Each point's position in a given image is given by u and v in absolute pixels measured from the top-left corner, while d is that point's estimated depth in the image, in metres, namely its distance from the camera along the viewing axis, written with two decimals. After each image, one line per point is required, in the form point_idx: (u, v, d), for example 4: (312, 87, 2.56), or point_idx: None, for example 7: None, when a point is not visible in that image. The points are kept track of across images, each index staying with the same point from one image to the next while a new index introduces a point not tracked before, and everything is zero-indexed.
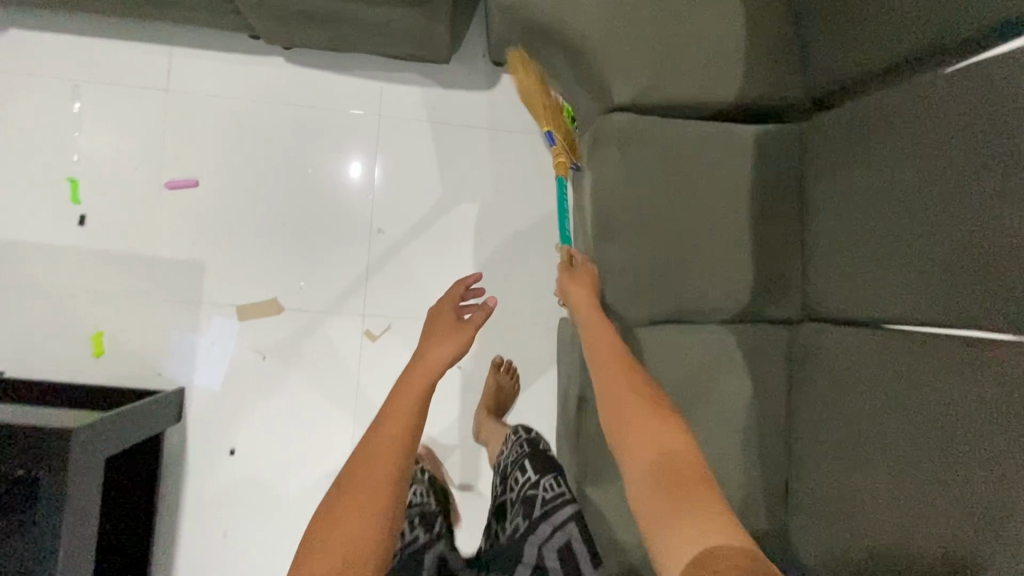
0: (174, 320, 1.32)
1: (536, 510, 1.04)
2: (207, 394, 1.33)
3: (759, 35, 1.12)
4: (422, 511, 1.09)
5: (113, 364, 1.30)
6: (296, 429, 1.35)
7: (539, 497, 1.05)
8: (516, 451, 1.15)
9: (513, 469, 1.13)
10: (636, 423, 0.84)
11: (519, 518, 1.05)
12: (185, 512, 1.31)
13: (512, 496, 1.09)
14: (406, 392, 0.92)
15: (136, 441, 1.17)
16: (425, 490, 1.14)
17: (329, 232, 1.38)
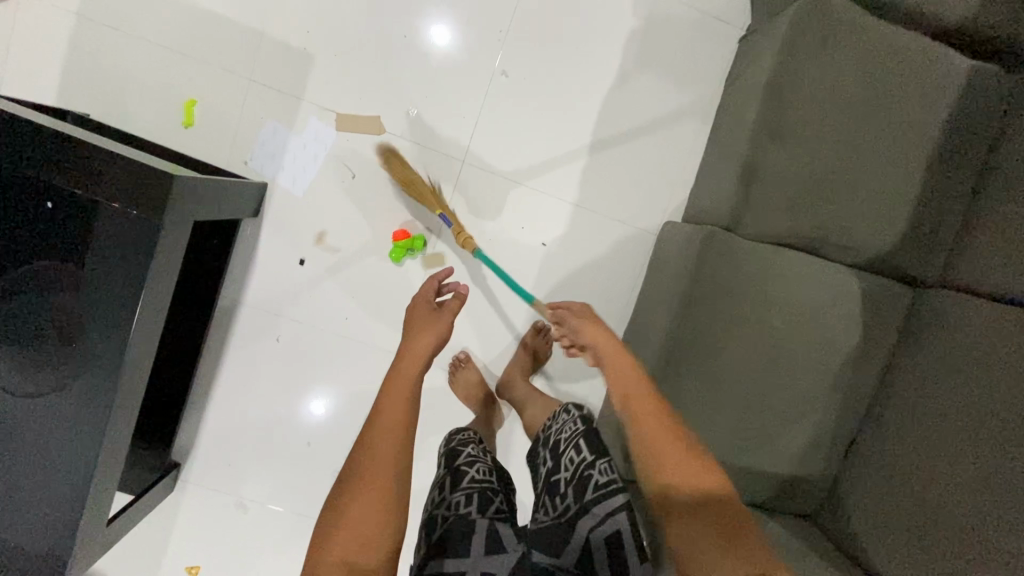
0: (269, 109, 1.23)
1: (589, 496, 0.90)
2: (286, 197, 1.27)
3: None
4: (485, 484, 0.91)
5: (202, 137, 1.23)
6: (368, 259, 1.30)
7: (594, 480, 0.91)
8: (568, 428, 1.00)
9: (565, 448, 0.98)
10: (665, 459, 0.80)
11: (569, 498, 0.92)
12: (244, 307, 1.31)
13: (564, 476, 0.95)
14: (394, 398, 0.86)
15: (223, 215, 1.10)
16: (488, 465, 0.96)
17: (450, 59, 1.25)
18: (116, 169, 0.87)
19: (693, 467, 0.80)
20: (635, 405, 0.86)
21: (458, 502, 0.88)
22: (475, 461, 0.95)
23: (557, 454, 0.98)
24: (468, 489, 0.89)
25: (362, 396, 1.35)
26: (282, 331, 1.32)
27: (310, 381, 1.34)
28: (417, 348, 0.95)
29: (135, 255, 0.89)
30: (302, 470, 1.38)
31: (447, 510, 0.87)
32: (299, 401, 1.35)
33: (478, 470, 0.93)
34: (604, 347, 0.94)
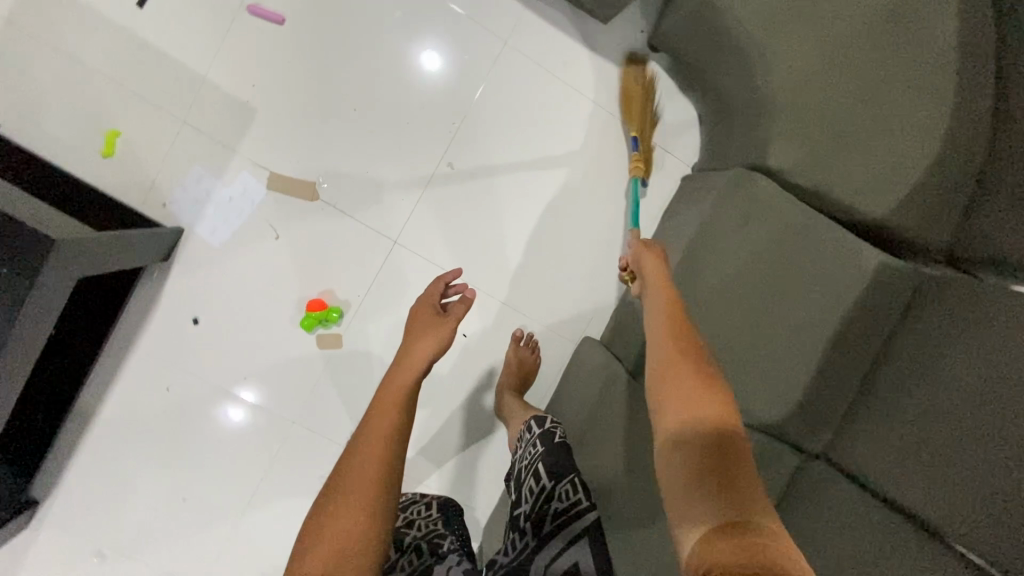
0: (199, 155, 1.18)
1: (548, 526, 0.95)
2: (202, 245, 1.21)
3: (951, 160, 0.95)
4: (430, 536, 0.94)
5: (119, 171, 1.16)
6: (277, 321, 1.25)
7: (554, 508, 0.95)
8: (528, 453, 1.04)
9: (524, 475, 1.02)
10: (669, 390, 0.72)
11: (528, 535, 0.95)
12: (136, 350, 1.24)
13: (525, 508, 0.98)
14: (389, 397, 0.81)
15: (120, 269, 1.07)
16: (428, 517, 0.98)
17: (397, 140, 1.23)
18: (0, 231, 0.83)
19: (705, 389, 0.71)
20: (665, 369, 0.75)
21: (408, 561, 0.89)
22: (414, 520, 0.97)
23: (518, 484, 1.03)
24: (415, 546, 0.91)
25: (249, 458, 1.29)
26: (175, 380, 1.25)
27: (194, 435, 1.27)
28: (417, 353, 0.93)
29: None
30: (172, 527, 1.29)
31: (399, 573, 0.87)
32: (179, 455, 1.28)
33: (418, 527, 0.95)
34: (655, 278, 0.91)
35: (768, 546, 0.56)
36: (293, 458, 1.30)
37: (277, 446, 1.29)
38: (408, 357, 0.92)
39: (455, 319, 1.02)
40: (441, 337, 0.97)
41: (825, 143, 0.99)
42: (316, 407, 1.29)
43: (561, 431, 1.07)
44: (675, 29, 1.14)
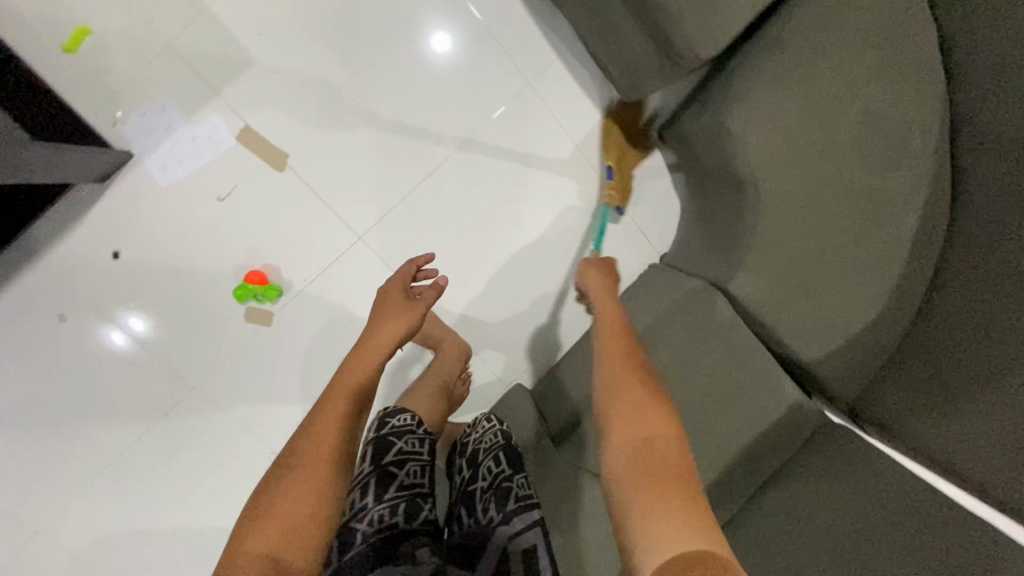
0: (174, 87, 1.09)
1: (510, 504, 0.80)
2: (147, 179, 1.11)
3: (883, 326, 1.03)
4: (414, 490, 0.82)
5: (75, 72, 1.05)
6: (206, 282, 1.16)
7: (515, 491, 0.83)
8: (488, 440, 0.93)
9: (483, 460, 0.90)
10: (627, 404, 0.77)
11: (491, 509, 0.80)
12: (34, 267, 1.11)
13: (480, 485, 0.86)
14: (344, 385, 0.77)
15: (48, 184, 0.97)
16: (422, 464, 0.87)
17: (393, 141, 1.19)
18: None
19: (645, 407, 0.76)
20: (625, 383, 0.80)
21: (380, 514, 0.76)
22: (406, 464, 0.86)
23: (472, 469, 0.91)
24: (392, 503, 0.78)
25: (127, 413, 1.18)
26: (70, 312, 1.14)
27: (73, 375, 1.16)
28: (377, 338, 0.84)
29: None
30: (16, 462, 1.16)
31: (364, 524, 0.75)
32: (49, 390, 1.16)
33: (409, 473, 0.84)
34: (605, 310, 0.94)
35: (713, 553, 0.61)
36: (175, 426, 1.20)
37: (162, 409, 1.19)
38: (370, 339, 0.83)
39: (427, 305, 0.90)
40: (410, 321, 0.87)
41: (794, 281, 1.05)
42: (220, 380, 1.20)
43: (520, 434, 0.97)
44: (686, 126, 1.17)
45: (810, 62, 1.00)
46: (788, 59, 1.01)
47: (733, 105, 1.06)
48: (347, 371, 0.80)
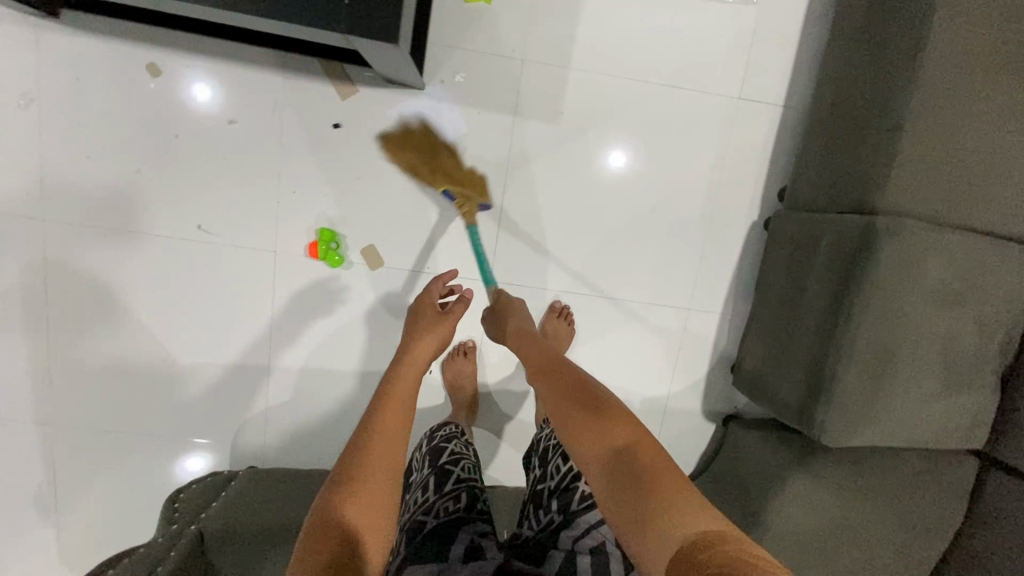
0: (493, 84, 1.22)
1: (574, 504, 0.93)
2: (411, 109, 1.22)
3: None
4: (471, 484, 0.99)
5: (453, 14, 1.18)
6: (362, 203, 1.26)
7: (578, 491, 0.95)
8: (558, 440, 1.10)
9: (553, 458, 1.06)
10: (581, 415, 0.75)
11: (554, 509, 0.95)
12: (273, 77, 1.20)
13: (550, 484, 1.00)
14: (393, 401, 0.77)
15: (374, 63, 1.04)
16: (476, 464, 1.07)
17: (574, 252, 1.31)
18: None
19: (600, 419, 0.73)
20: (572, 407, 0.76)
21: (444, 505, 0.93)
22: (461, 461, 1.07)
23: (546, 464, 1.06)
24: (454, 494, 0.96)
25: (222, 225, 1.25)
26: (240, 121, 1.21)
27: (209, 159, 1.22)
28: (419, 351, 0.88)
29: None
30: (118, 173, 1.22)
31: (431, 515, 0.91)
32: (182, 150, 1.22)
33: (465, 470, 1.03)
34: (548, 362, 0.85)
35: (748, 555, 0.57)
36: (231, 259, 1.27)
37: (234, 241, 1.26)
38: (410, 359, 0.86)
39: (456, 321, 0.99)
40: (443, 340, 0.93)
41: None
42: (294, 265, 1.28)
43: None
44: (749, 437, 1.30)
45: (869, 495, 1.16)
46: (855, 473, 1.15)
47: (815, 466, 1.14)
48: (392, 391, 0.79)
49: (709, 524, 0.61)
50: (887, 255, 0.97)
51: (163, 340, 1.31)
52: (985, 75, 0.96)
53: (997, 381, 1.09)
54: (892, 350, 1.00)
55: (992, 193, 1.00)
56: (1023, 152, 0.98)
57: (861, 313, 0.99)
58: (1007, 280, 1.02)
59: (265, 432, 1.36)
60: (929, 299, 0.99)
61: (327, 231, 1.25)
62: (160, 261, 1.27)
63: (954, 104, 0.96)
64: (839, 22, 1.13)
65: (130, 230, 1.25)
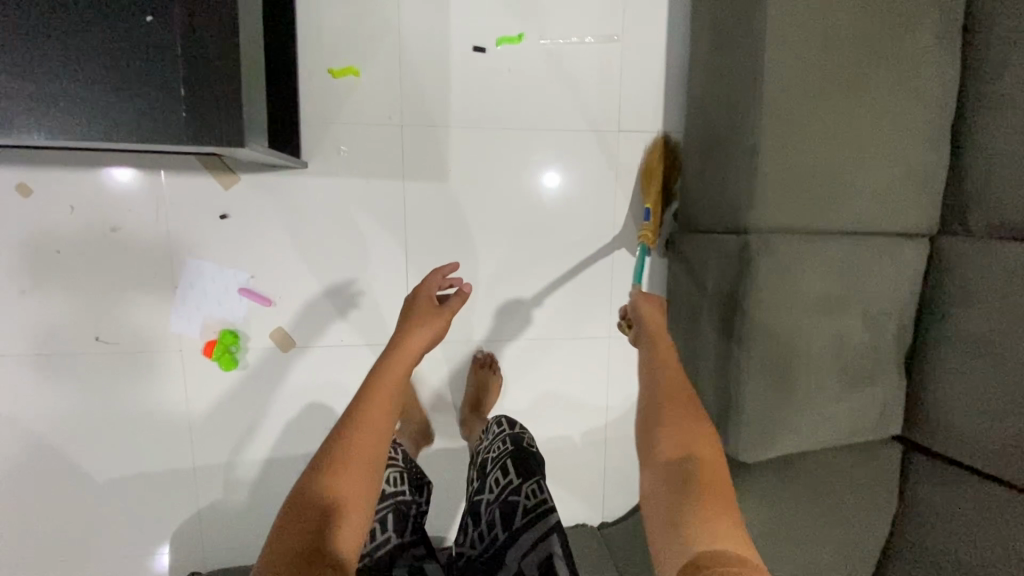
0: (375, 153, 1.22)
1: (517, 520, 0.95)
2: (296, 187, 1.21)
3: None
4: (404, 498, 0.99)
5: (322, 91, 1.18)
6: (262, 287, 1.23)
7: (519, 506, 0.96)
8: (496, 449, 1.05)
9: (492, 467, 1.02)
10: (672, 421, 0.78)
11: (496, 526, 0.96)
12: (149, 178, 1.17)
13: (488, 497, 0.99)
14: (382, 388, 0.79)
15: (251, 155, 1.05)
16: (400, 470, 1.03)
17: (486, 301, 1.32)
18: (219, 22, 0.82)
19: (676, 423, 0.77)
20: (665, 431, 0.77)
21: (376, 527, 0.95)
22: (397, 471, 1.03)
23: (483, 475, 1.04)
24: (383, 514, 0.96)
25: (121, 333, 1.22)
26: (124, 228, 1.18)
27: (96, 270, 1.19)
28: (413, 336, 0.88)
29: (130, 114, 0.82)
30: (1, 300, 1.18)
31: (366, 538, 0.95)
32: (66, 266, 1.18)
33: (394, 480, 1.00)
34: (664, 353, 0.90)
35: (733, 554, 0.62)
36: (135, 366, 1.24)
37: (135, 349, 1.23)
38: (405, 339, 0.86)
39: (454, 311, 0.97)
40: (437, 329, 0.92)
41: None
42: (201, 362, 1.25)
43: (527, 432, 1.08)
44: None
45: (801, 502, 1.16)
46: (788, 483, 1.16)
47: (744, 483, 1.14)
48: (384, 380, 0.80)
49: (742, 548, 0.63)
50: (764, 272, 1.01)
51: (77, 460, 1.26)
52: (827, 88, 1.00)
53: (900, 369, 1.12)
54: (785, 358, 1.03)
55: (858, 196, 1.04)
56: (877, 153, 1.03)
57: (748, 330, 1.02)
58: (885, 278, 1.07)
59: (199, 535, 1.32)
60: (813, 308, 1.03)
61: (227, 332, 1.22)
62: (61, 379, 1.23)
63: (801, 119, 1.00)
64: (697, 49, 1.17)
65: (24, 355, 1.21)
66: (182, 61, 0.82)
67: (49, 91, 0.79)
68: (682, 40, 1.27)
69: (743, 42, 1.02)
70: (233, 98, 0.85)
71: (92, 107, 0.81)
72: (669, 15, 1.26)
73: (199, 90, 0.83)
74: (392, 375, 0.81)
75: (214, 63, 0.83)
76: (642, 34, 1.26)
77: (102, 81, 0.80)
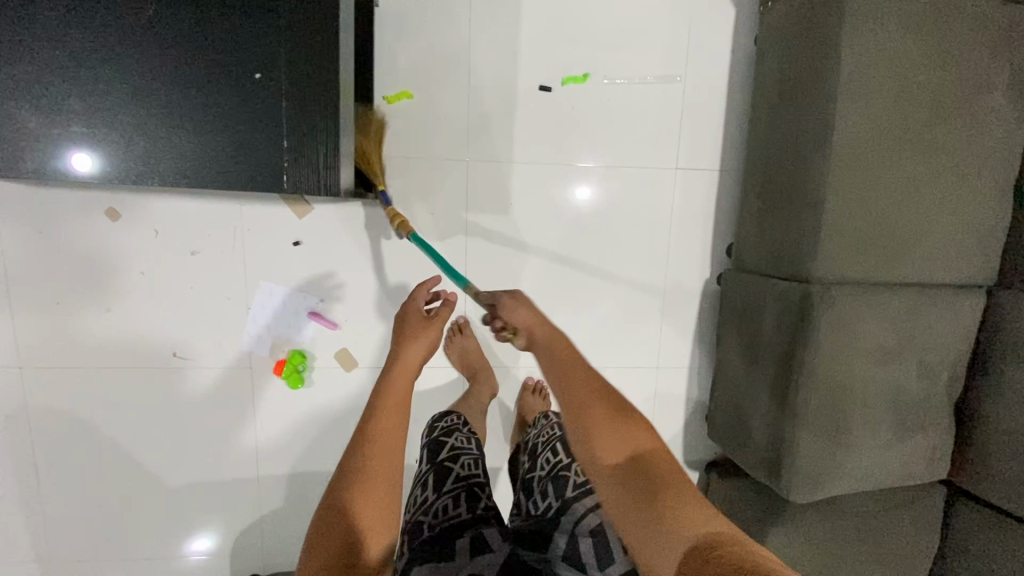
0: (441, 184, 1.27)
1: (570, 490, 0.93)
2: (365, 216, 1.27)
3: None
4: (470, 478, 0.95)
5: (393, 125, 1.23)
6: (329, 310, 1.30)
7: (570, 479, 0.95)
8: (548, 431, 1.12)
9: (543, 448, 1.08)
10: (602, 416, 0.74)
11: (552, 496, 0.93)
12: (229, 205, 1.24)
13: (540, 472, 1.03)
14: (386, 417, 0.77)
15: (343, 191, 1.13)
16: (474, 457, 1.01)
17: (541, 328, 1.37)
18: (325, 88, 0.91)
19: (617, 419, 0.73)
20: (589, 423, 0.73)
21: (440, 504, 0.90)
22: (460, 457, 1.01)
23: (536, 456, 1.09)
24: (451, 492, 0.91)
25: (196, 349, 1.29)
26: (202, 252, 1.25)
27: (177, 290, 1.26)
28: (410, 356, 0.85)
29: (247, 169, 0.92)
30: (90, 316, 1.26)
31: (428, 514, 0.88)
32: (149, 285, 1.26)
33: (461, 465, 0.99)
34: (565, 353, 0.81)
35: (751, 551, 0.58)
36: (208, 381, 1.31)
37: (209, 364, 1.30)
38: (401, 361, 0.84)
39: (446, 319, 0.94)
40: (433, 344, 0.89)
41: None
42: (270, 379, 1.31)
43: None
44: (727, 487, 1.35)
45: (846, 539, 1.19)
46: (834, 522, 1.19)
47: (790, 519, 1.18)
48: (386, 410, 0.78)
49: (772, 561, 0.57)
50: (825, 321, 1.03)
51: (149, 465, 1.33)
52: (898, 145, 1.02)
53: (951, 417, 1.15)
54: (841, 400, 1.06)
55: (921, 250, 1.05)
56: (943, 210, 1.04)
57: (807, 378, 1.05)
58: (944, 328, 1.09)
59: (262, 540, 1.39)
60: (871, 357, 1.06)
61: (297, 352, 1.29)
62: (139, 390, 1.30)
63: (868, 172, 1.02)
64: (760, 96, 1.20)
65: (107, 367, 1.29)
66: (290, 121, 0.91)
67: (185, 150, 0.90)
68: (743, 83, 1.30)
69: (812, 97, 1.04)
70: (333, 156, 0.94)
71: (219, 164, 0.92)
72: (732, 59, 1.28)
73: (306, 149, 0.93)
74: (393, 401, 0.79)
75: (321, 125, 0.92)
76: (704, 75, 1.28)
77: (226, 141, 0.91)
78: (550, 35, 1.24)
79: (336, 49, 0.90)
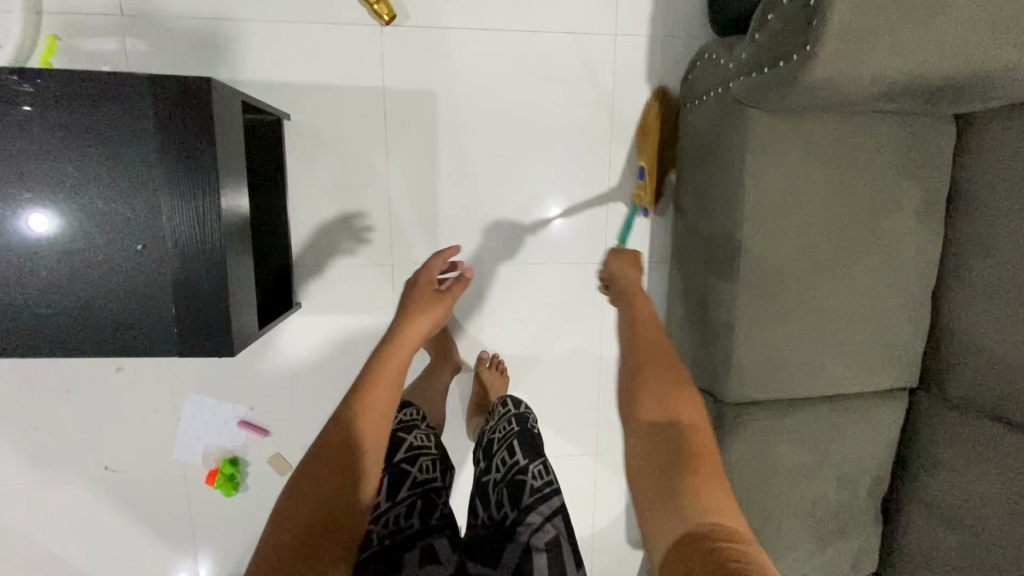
0: (366, 291, 1.26)
1: (525, 498, 0.85)
2: (291, 325, 1.26)
3: None
4: (425, 485, 0.87)
5: (312, 236, 1.21)
6: (261, 419, 1.29)
7: (527, 484, 0.87)
8: (505, 429, 0.99)
9: (500, 449, 0.96)
10: (656, 386, 0.78)
11: (505, 506, 0.86)
12: None
13: (495, 477, 0.91)
14: (395, 357, 0.88)
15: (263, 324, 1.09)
16: (431, 458, 0.93)
17: None
18: (210, 245, 0.85)
19: (669, 396, 0.76)
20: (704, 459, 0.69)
21: (395, 514, 0.82)
22: (418, 459, 0.92)
23: (491, 456, 0.96)
24: (406, 502, 0.84)
25: (129, 461, 1.29)
26: (129, 368, 1.24)
27: (105, 408, 1.26)
28: (419, 321, 0.95)
29: (124, 328, 0.87)
30: (17, 435, 1.25)
31: (379, 525, 0.81)
32: (77, 401, 1.25)
33: (419, 468, 0.90)
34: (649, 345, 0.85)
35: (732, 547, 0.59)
36: (143, 490, 1.31)
37: (142, 476, 1.30)
38: (409, 325, 0.94)
39: (454, 296, 1.03)
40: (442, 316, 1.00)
41: None
42: (205, 485, 1.31)
43: (534, 416, 1.03)
44: None
45: None
46: None
47: None
48: (394, 351, 0.89)
49: (738, 526, 0.63)
50: (738, 443, 1.04)
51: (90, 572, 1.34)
52: (807, 267, 1.00)
53: (875, 519, 1.15)
54: (760, 510, 1.07)
55: (836, 365, 1.05)
56: (857, 326, 1.04)
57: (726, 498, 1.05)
58: (863, 441, 1.09)
59: None
60: (789, 474, 1.06)
61: (229, 460, 1.28)
62: (71, 503, 1.30)
63: (782, 293, 1.01)
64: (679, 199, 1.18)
65: (39, 483, 1.28)
66: (177, 279, 0.86)
67: (57, 313, 0.86)
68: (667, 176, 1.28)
69: (718, 218, 1.03)
70: (218, 314, 0.87)
71: (92, 326, 0.87)
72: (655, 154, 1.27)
73: (187, 307, 0.87)
74: (400, 349, 0.90)
75: (202, 282, 0.86)
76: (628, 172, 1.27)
77: (101, 304, 0.86)
78: (469, 140, 1.22)
79: (217, 207, 0.84)
